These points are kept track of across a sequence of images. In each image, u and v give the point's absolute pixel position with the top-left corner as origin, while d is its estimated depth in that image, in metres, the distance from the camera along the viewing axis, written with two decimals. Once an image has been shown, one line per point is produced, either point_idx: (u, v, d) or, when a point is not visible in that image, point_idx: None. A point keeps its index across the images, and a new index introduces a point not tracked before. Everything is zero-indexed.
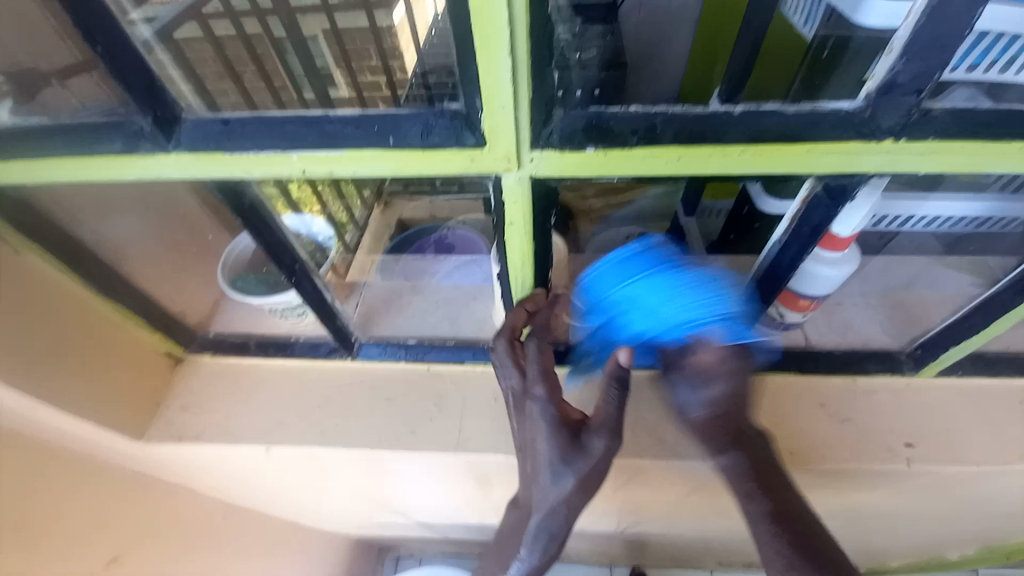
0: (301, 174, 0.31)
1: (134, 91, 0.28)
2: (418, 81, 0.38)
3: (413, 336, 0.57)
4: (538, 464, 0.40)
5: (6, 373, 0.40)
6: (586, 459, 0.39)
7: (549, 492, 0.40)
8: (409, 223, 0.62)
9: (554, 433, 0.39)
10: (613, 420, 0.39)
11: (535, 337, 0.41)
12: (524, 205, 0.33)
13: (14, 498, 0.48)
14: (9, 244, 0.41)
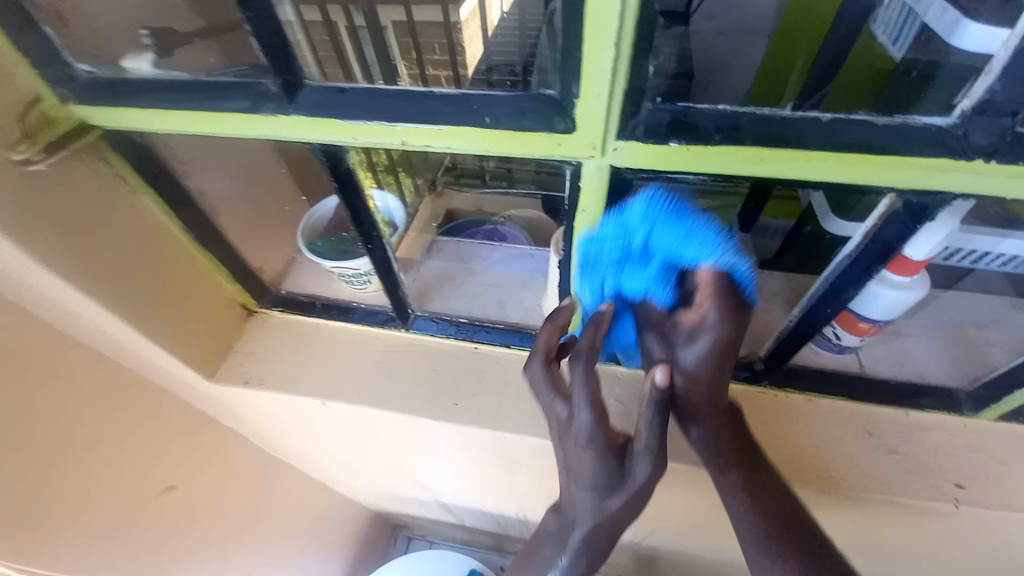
0: (400, 145, 0.34)
1: (270, 55, 0.31)
2: (480, 71, 0.45)
3: (464, 314, 0.60)
4: (580, 485, 0.40)
5: (113, 297, 0.45)
6: (632, 484, 0.38)
7: (594, 513, 0.40)
8: (457, 213, 0.70)
9: (600, 456, 0.38)
10: (655, 445, 0.37)
11: (580, 360, 0.37)
12: (600, 192, 0.35)
13: (95, 411, 0.53)
14: (129, 185, 0.46)
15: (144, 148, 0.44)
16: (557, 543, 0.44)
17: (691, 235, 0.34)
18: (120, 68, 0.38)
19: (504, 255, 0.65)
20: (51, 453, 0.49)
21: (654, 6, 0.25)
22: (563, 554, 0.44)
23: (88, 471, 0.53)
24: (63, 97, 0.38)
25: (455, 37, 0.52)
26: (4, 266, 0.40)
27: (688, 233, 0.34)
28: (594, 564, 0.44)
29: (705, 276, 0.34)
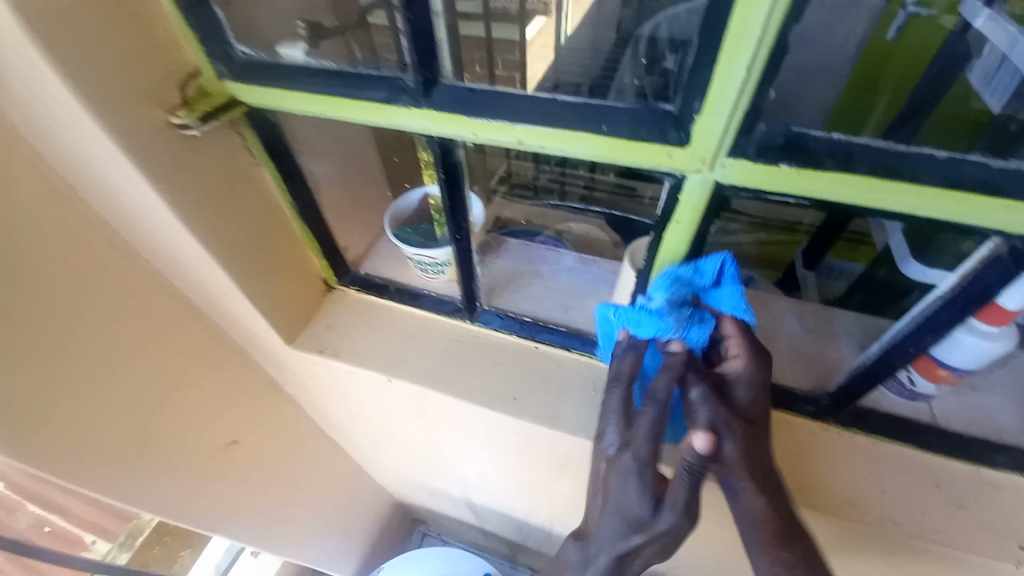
0: (516, 143, 0.37)
1: (417, 55, 0.35)
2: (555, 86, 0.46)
3: (528, 313, 0.62)
4: (611, 512, 0.40)
5: (231, 257, 0.51)
6: (658, 530, 0.38)
7: (614, 543, 0.40)
8: (507, 222, 0.70)
9: (646, 497, 0.39)
10: (683, 502, 0.37)
11: (652, 404, 0.39)
12: (699, 205, 0.37)
13: (185, 360, 0.59)
14: (255, 158, 0.51)
15: (272, 126, 0.49)
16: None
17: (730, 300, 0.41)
18: (275, 52, 0.43)
19: (569, 263, 0.67)
20: (145, 387, 0.54)
21: (789, 35, 0.27)
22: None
23: (170, 410, 0.58)
24: (219, 72, 0.43)
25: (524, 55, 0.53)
26: (153, 217, 0.45)
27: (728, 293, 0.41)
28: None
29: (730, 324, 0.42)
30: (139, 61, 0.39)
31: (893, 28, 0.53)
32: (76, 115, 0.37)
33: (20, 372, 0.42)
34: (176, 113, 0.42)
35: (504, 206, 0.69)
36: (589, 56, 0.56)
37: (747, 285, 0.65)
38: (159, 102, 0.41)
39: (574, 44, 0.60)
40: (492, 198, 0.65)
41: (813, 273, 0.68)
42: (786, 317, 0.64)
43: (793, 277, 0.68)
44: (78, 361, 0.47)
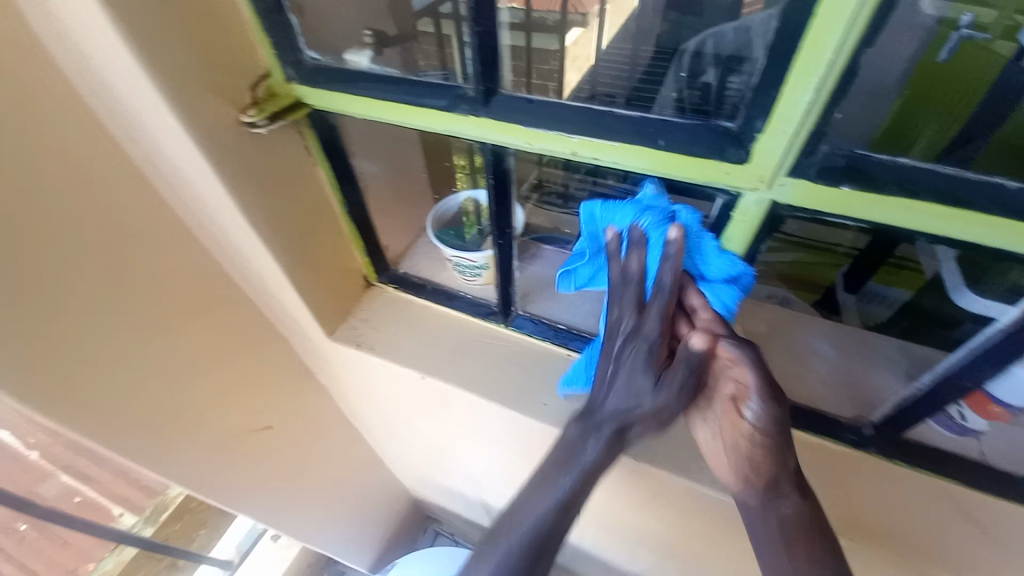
0: (570, 154, 0.38)
1: (480, 66, 0.36)
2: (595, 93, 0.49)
3: (562, 321, 0.62)
4: (613, 383, 0.41)
5: (285, 250, 0.53)
6: (660, 403, 0.38)
7: (614, 415, 0.40)
8: (535, 228, 0.64)
9: (649, 376, 0.39)
10: (688, 388, 0.37)
11: (664, 290, 0.37)
12: (751, 223, 0.36)
13: (229, 345, 0.62)
14: (312, 157, 0.53)
15: (331, 127, 0.51)
16: (534, 516, 0.40)
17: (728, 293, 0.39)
18: (342, 59, 0.45)
19: None
20: (192, 366, 0.58)
21: (860, 60, 0.27)
22: (525, 539, 0.39)
23: (210, 391, 0.61)
24: (289, 76, 0.45)
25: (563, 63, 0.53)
26: (218, 210, 0.48)
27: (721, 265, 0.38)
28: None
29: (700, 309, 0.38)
30: (218, 62, 0.42)
31: (942, 55, 0.40)
32: (158, 111, 0.40)
33: (86, 345, 0.46)
34: (247, 112, 0.45)
35: (533, 212, 0.63)
36: (626, 68, 0.57)
37: (779, 304, 0.64)
38: (233, 101, 0.44)
39: (617, 49, 0.59)
40: (525, 204, 0.60)
41: (856, 298, 0.60)
42: (829, 342, 0.62)
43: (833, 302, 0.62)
44: (135, 339, 0.50)
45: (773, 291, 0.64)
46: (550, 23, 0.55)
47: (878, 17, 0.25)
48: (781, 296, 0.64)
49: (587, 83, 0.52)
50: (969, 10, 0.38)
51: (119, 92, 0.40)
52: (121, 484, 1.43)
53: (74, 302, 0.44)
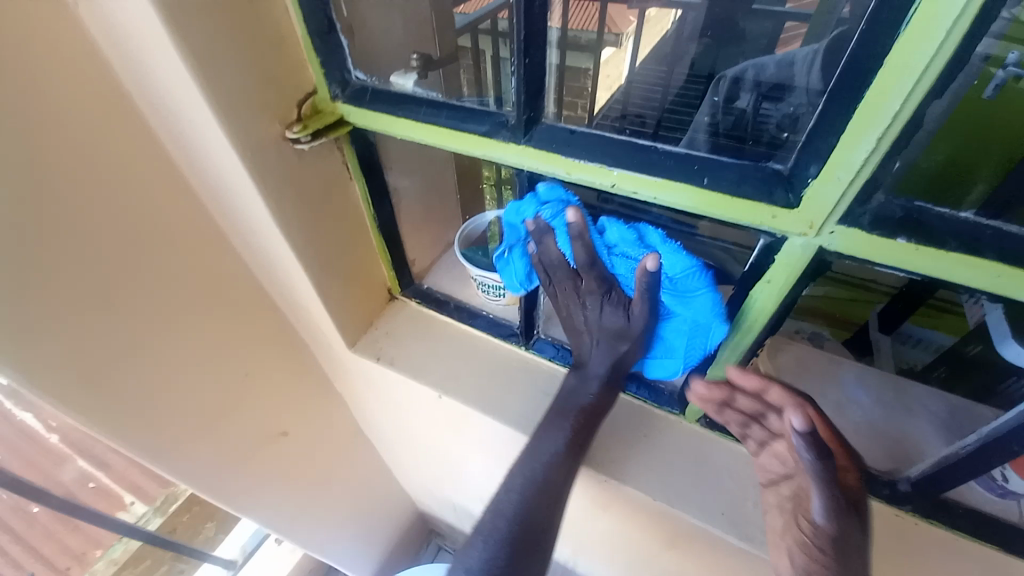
0: (610, 187, 0.37)
1: (525, 96, 0.36)
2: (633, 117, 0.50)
3: None
4: (591, 325, 0.50)
5: (314, 261, 0.54)
6: (633, 329, 0.47)
7: (603, 354, 0.50)
8: None
9: (621, 313, 0.47)
10: (647, 309, 0.44)
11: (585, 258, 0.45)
12: (795, 267, 0.35)
13: (251, 350, 0.63)
14: (348, 172, 0.54)
15: (369, 144, 0.52)
16: (537, 470, 0.49)
17: (701, 303, 0.42)
18: (388, 80, 0.46)
19: None
20: (213, 369, 0.58)
21: (926, 111, 0.26)
22: (528, 484, 0.48)
23: (230, 393, 0.62)
24: (334, 94, 0.46)
25: (593, 85, 0.50)
26: (254, 219, 0.49)
27: (683, 266, 0.42)
28: (533, 520, 0.46)
29: (779, 391, 0.41)
30: (269, 78, 0.43)
31: (988, 90, 0.42)
32: (206, 123, 0.41)
33: (115, 344, 0.47)
34: (291, 128, 0.45)
35: None
36: (659, 93, 0.59)
37: (808, 341, 0.64)
38: (279, 116, 0.45)
39: (647, 76, 0.62)
40: None
41: (892, 339, 0.64)
42: (864, 387, 0.59)
43: (866, 339, 0.65)
44: (161, 341, 0.51)
45: (801, 326, 0.65)
46: (585, 41, 0.51)
47: (947, 73, 0.25)
48: (811, 331, 0.65)
49: (619, 103, 0.54)
50: (1018, 49, 0.37)
51: (170, 104, 0.42)
52: (136, 473, 1.47)
53: (105, 302, 0.45)
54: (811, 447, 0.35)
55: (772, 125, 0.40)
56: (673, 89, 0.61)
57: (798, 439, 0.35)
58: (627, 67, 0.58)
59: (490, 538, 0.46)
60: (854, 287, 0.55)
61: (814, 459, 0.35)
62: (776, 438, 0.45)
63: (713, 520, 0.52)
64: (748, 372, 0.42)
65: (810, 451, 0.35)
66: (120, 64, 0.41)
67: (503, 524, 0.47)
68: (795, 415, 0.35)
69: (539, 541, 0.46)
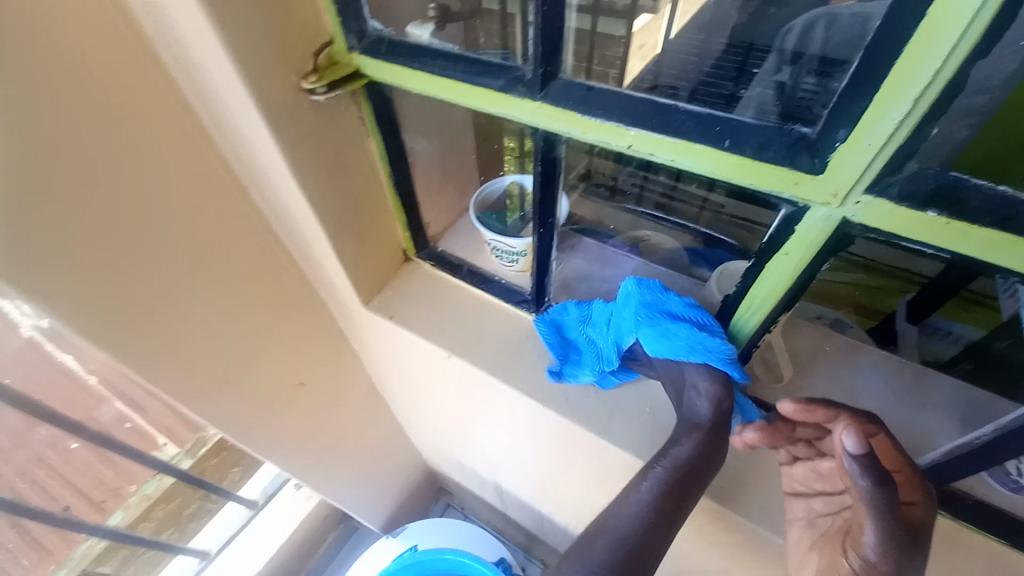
0: (626, 148, 0.36)
1: (542, 48, 0.35)
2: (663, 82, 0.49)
3: None
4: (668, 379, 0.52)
5: (329, 217, 0.55)
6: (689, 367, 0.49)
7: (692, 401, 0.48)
8: (581, 219, 0.66)
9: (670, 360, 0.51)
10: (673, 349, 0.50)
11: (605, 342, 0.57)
12: (815, 240, 0.34)
13: (268, 302, 0.65)
14: (365, 129, 0.54)
15: (386, 101, 0.51)
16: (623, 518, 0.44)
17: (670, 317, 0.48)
18: (404, 32, 0.45)
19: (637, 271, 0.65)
20: (235, 320, 0.61)
21: (972, 70, 0.24)
22: (614, 529, 0.44)
23: (250, 344, 0.65)
24: (350, 45, 0.45)
25: (629, 51, 0.49)
26: (271, 171, 0.50)
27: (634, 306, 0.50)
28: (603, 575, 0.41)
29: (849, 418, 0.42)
30: (284, 26, 0.42)
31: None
32: (221, 71, 0.41)
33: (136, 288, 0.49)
34: (307, 79, 0.45)
35: (578, 202, 0.65)
36: (693, 61, 0.57)
37: (831, 327, 0.61)
38: (295, 67, 0.44)
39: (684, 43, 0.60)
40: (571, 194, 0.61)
41: (919, 331, 0.60)
42: (880, 373, 0.57)
43: (890, 330, 0.62)
44: (180, 288, 0.53)
45: (825, 313, 0.61)
46: (619, 8, 0.51)
47: (999, 26, 0.22)
48: (835, 318, 0.61)
49: (652, 69, 0.51)
50: None
51: (187, 50, 0.42)
52: (170, 418, 1.57)
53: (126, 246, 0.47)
54: (867, 474, 0.37)
55: (808, 94, 0.39)
56: (711, 59, 0.59)
57: (852, 463, 0.37)
58: (662, 32, 0.57)
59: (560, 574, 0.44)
60: (885, 272, 0.52)
61: (870, 486, 0.37)
62: (820, 455, 0.48)
63: (710, 492, 0.53)
64: (810, 403, 0.43)
65: (867, 478, 0.37)
66: (141, 9, 0.41)
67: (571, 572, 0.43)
68: (849, 436, 0.37)
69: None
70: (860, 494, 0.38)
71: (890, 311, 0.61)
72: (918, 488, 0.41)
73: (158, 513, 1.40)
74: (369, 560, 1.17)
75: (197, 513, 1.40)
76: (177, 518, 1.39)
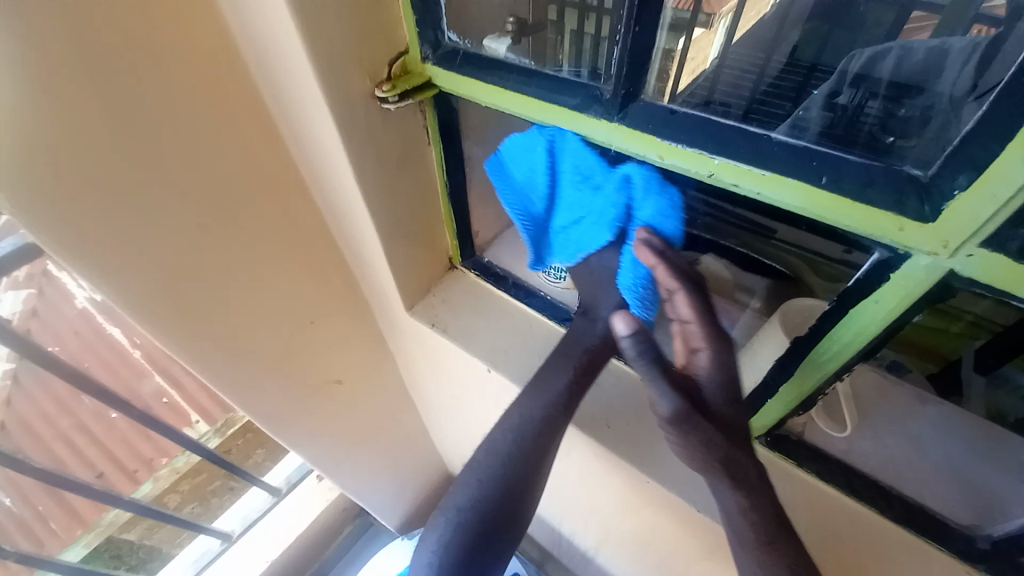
0: (706, 176, 0.34)
1: (626, 69, 0.34)
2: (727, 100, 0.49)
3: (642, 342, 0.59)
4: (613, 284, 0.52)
5: (384, 221, 0.55)
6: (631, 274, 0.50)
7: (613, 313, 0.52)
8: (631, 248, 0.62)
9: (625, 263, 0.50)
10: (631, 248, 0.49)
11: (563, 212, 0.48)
12: (912, 289, 0.31)
13: (313, 299, 0.66)
14: (427, 136, 0.54)
15: (451, 110, 0.52)
16: (535, 412, 0.51)
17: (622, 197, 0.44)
18: (481, 44, 0.45)
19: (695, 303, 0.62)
20: (280, 314, 0.62)
21: None
22: (490, 486, 0.50)
23: (294, 338, 0.66)
24: (425, 55, 0.46)
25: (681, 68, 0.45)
26: (334, 173, 0.51)
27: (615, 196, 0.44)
28: (517, 480, 0.50)
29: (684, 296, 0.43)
30: (365, 33, 0.42)
31: None
32: (298, 74, 0.42)
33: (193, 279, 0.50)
34: (380, 87, 0.46)
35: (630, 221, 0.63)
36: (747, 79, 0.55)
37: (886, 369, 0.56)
38: (369, 74, 0.45)
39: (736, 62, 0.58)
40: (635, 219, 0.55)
41: (987, 381, 0.53)
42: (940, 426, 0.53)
43: (953, 376, 0.54)
44: (234, 280, 0.54)
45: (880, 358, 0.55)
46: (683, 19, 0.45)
47: None
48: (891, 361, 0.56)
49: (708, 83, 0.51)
50: None
51: (268, 53, 0.43)
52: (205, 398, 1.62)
53: (187, 238, 0.48)
54: (642, 350, 0.41)
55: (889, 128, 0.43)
56: (768, 76, 0.58)
57: (628, 345, 0.41)
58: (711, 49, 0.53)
59: (481, 480, 0.50)
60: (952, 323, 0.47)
61: (643, 361, 0.41)
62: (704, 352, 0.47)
63: None
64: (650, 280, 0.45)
65: (642, 355, 0.41)
66: (230, 8, 0.42)
67: (492, 480, 0.50)
68: (619, 320, 0.41)
69: (521, 500, 0.51)
70: (640, 371, 0.41)
71: (955, 357, 0.52)
72: (704, 335, 0.42)
73: (184, 486, 1.47)
74: (385, 559, 1.16)
75: (222, 487, 1.44)
76: (202, 494, 1.45)
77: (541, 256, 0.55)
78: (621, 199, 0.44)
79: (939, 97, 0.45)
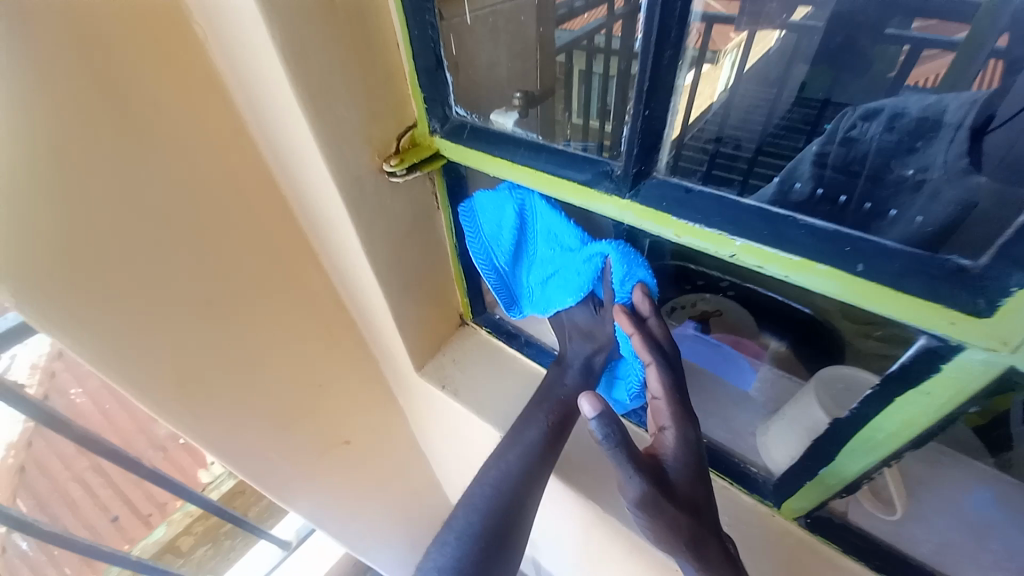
0: (728, 257, 0.32)
1: (636, 150, 0.33)
2: (740, 147, 0.53)
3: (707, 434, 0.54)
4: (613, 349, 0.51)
5: (392, 287, 0.54)
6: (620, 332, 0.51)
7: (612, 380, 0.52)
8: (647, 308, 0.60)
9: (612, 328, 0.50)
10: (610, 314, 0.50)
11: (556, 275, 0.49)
12: (967, 383, 0.28)
13: (323, 360, 0.65)
14: (436, 202, 0.54)
15: (460, 177, 0.51)
16: (518, 457, 0.49)
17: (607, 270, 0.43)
18: (488, 118, 0.45)
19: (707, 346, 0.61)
20: (288, 378, 0.61)
21: None
22: (464, 544, 0.44)
23: (303, 401, 0.64)
24: (433, 128, 0.46)
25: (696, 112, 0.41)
26: (342, 242, 0.50)
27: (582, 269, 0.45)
28: (495, 533, 0.45)
29: (658, 376, 0.40)
30: (373, 112, 0.43)
31: None
32: (307, 155, 0.42)
33: (200, 353, 0.49)
34: (388, 161, 0.46)
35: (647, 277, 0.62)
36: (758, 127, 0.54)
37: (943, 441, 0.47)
38: (378, 149, 0.45)
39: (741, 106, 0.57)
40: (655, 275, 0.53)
41: None
42: (1004, 503, 0.47)
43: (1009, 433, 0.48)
44: (242, 350, 0.54)
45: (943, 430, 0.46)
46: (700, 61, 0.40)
47: None
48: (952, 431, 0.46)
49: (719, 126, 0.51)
50: None
51: (278, 134, 0.43)
52: None
53: (193, 312, 0.47)
54: (613, 436, 0.34)
55: (889, 180, 0.49)
56: (777, 119, 0.62)
57: (599, 428, 0.34)
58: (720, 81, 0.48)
59: (460, 537, 0.45)
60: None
61: (614, 446, 0.34)
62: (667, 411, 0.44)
63: None
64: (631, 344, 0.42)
65: (613, 441, 0.34)
66: (241, 94, 0.42)
67: (470, 538, 0.45)
68: (588, 400, 0.34)
69: (504, 550, 0.45)
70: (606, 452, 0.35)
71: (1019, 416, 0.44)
72: (671, 414, 0.39)
73: (197, 527, 1.43)
74: None
75: (234, 528, 1.39)
76: (214, 536, 1.40)
77: (517, 301, 0.55)
78: (592, 268, 0.44)
79: (935, 153, 0.52)
